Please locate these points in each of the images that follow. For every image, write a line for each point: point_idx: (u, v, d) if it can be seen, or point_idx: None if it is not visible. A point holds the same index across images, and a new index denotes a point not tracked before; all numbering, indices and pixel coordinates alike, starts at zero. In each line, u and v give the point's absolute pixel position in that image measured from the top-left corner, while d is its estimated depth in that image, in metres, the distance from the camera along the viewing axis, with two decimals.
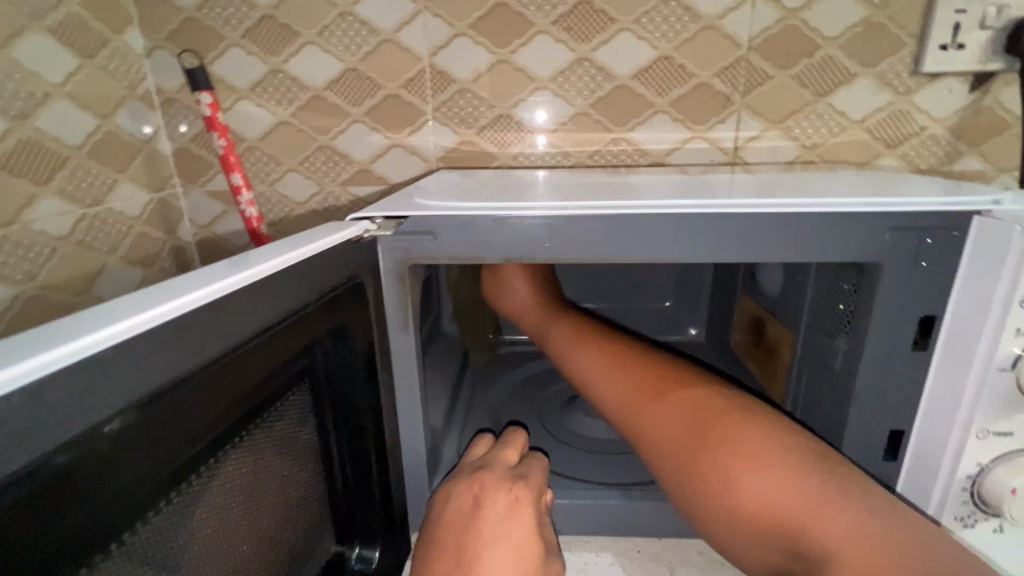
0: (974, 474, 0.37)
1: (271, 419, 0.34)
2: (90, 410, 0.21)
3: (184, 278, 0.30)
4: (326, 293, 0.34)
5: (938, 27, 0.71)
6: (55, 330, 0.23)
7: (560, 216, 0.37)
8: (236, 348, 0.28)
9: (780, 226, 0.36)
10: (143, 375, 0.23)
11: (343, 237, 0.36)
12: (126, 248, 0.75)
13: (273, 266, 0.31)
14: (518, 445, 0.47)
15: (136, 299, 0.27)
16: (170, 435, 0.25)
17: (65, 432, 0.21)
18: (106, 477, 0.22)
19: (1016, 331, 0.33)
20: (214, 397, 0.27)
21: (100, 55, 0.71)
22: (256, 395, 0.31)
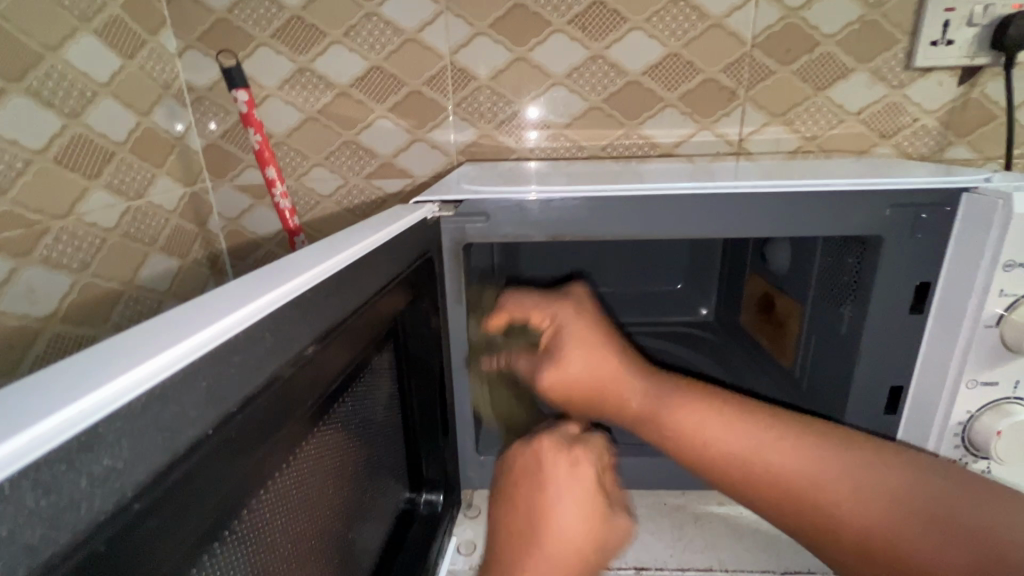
0: (964, 421, 0.42)
1: (370, 377, 0.39)
2: (296, 339, 0.27)
3: (300, 255, 0.34)
4: (413, 263, 0.40)
5: (928, 24, 0.76)
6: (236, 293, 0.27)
7: (597, 197, 0.42)
8: (361, 306, 0.33)
9: (793, 204, 0.41)
10: (314, 321, 0.28)
11: (418, 217, 0.41)
12: (164, 240, 0.79)
13: (377, 240, 0.36)
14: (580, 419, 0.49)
15: (276, 271, 0.31)
16: (328, 370, 0.30)
17: (286, 352, 0.26)
18: (298, 397, 0.28)
19: (999, 292, 0.38)
20: (352, 341, 0.33)
21: (138, 55, 0.75)
22: (369, 346, 0.36)
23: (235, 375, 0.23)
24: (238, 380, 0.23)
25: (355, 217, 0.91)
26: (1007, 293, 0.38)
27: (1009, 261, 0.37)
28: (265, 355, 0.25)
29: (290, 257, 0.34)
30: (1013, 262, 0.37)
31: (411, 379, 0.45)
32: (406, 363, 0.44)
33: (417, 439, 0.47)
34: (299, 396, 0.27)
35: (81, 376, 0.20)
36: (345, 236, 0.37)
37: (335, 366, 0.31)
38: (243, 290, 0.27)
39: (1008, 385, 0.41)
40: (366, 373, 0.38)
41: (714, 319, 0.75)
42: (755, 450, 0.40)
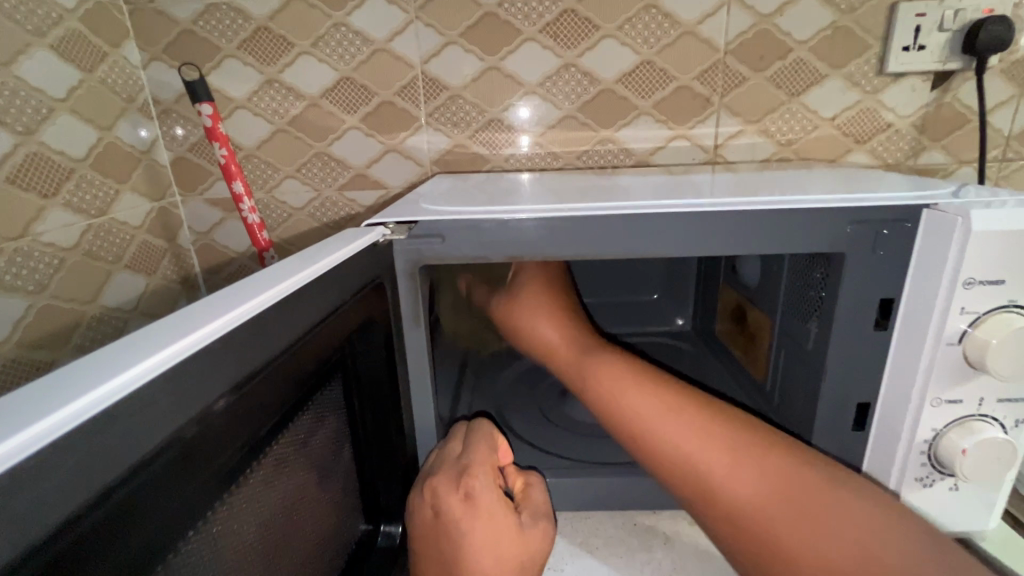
0: (930, 439, 0.41)
1: (315, 411, 0.37)
2: (202, 393, 0.25)
3: (227, 291, 0.32)
4: (359, 292, 0.38)
5: (900, 30, 0.76)
6: (135, 347, 0.25)
7: (555, 217, 0.41)
8: (294, 344, 0.32)
9: (754, 221, 0.40)
10: (233, 367, 0.27)
11: (364, 244, 0.39)
12: (130, 257, 0.77)
13: (311, 273, 0.34)
14: (460, 435, 0.48)
15: (193, 313, 0.29)
16: (253, 417, 0.29)
17: (190, 409, 0.24)
18: (213, 451, 0.26)
19: (960, 309, 0.37)
20: (283, 381, 0.31)
21: (99, 69, 0.73)
22: (307, 383, 0.34)
23: (125, 437, 0.21)
24: (125, 446, 0.21)
25: (329, 229, 0.89)
26: (968, 310, 0.37)
27: (968, 279, 0.37)
28: (164, 412, 0.23)
29: (216, 293, 0.32)
30: (972, 280, 0.37)
31: (368, 407, 0.43)
32: (362, 391, 0.42)
33: (375, 467, 0.45)
34: (217, 445, 0.26)
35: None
36: (281, 267, 0.35)
37: (265, 408, 0.30)
38: (152, 339, 0.26)
39: (972, 402, 0.40)
40: (309, 408, 0.36)
41: (691, 328, 0.74)
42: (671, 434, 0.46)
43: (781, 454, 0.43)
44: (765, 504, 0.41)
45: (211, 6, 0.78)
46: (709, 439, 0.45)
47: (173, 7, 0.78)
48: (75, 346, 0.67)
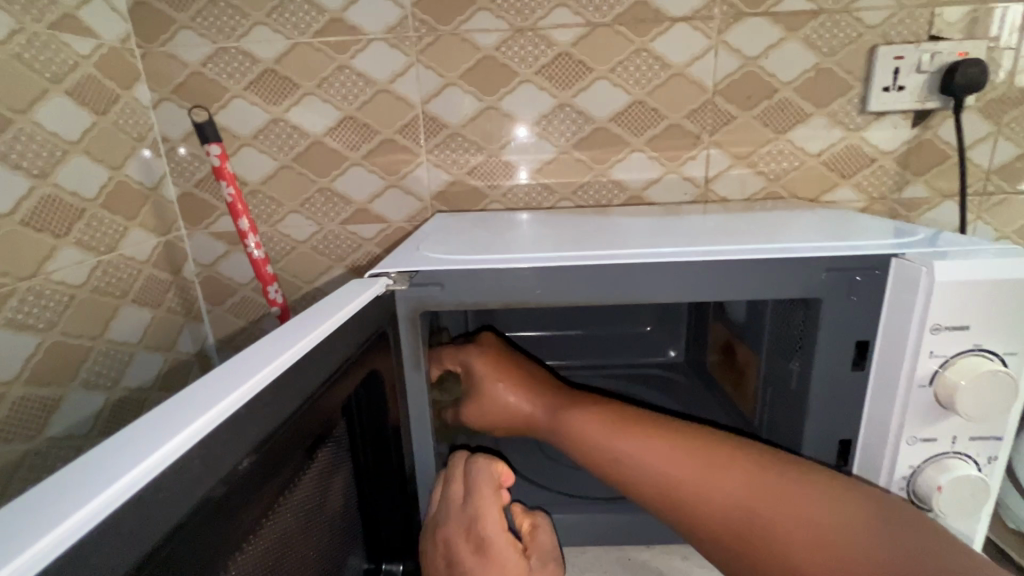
0: (908, 476, 0.42)
1: (328, 453, 0.40)
2: (231, 454, 0.28)
3: (252, 347, 0.35)
4: (365, 342, 0.41)
5: (880, 72, 0.80)
6: (181, 409, 0.28)
7: (547, 266, 0.43)
8: (308, 397, 0.35)
9: (736, 269, 0.42)
10: (260, 425, 0.30)
11: (372, 294, 0.42)
12: (136, 291, 0.79)
13: (328, 328, 0.37)
14: (461, 478, 0.47)
15: (226, 373, 0.32)
16: (268, 470, 0.31)
17: (219, 471, 0.27)
18: (235, 506, 0.29)
19: (930, 352, 0.39)
20: (296, 434, 0.34)
21: (111, 111, 0.76)
22: (319, 432, 0.37)
23: (175, 497, 0.24)
24: (169, 509, 0.24)
25: (331, 262, 0.92)
26: (938, 353, 0.39)
27: (935, 324, 0.39)
28: (206, 472, 0.26)
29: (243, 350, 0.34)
30: (939, 325, 0.39)
31: (373, 445, 0.45)
32: (367, 431, 0.45)
33: (381, 503, 0.47)
34: (242, 497, 0.29)
35: (15, 534, 0.21)
36: (299, 321, 0.38)
37: (284, 457, 0.33)
38: (189, 404, 0.28)
39: (946, 440, 0.41)
40: (323, 452, 0.39)
41: (685, 360, 0.75)
42: (627, 447, 0.49)
43: (758, 467, 0.44)
44: (754, 507, 0.42)
45: (220, 50, 0.81)
46: (659, 444, 0.48)
47: (183, 51, 0.81)
48: (81, 381, 0.68)
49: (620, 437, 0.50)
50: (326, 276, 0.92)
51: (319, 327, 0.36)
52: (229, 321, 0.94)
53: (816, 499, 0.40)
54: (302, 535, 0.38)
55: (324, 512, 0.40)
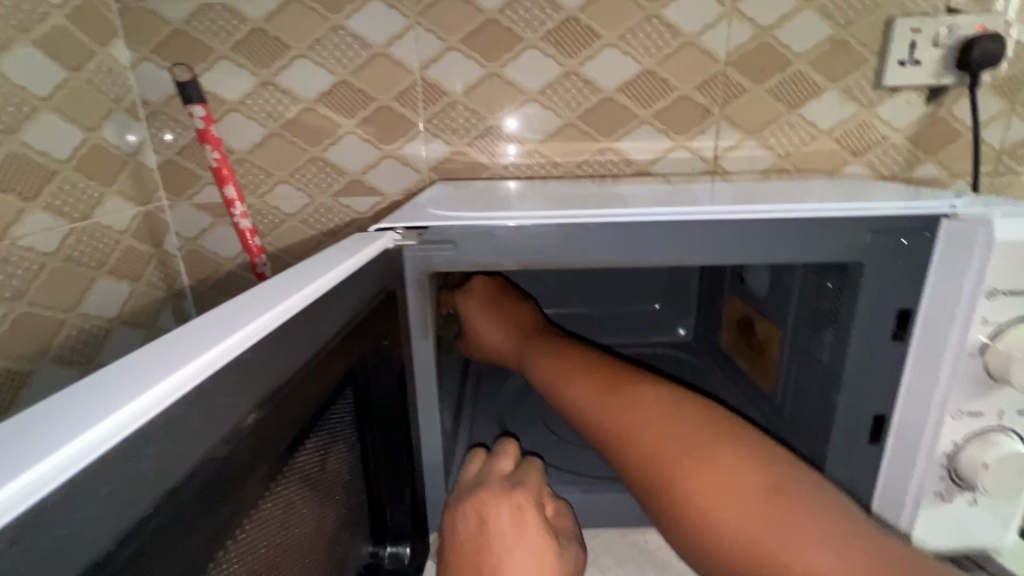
0: (950, 452, 0.39)
1: (329, 426, 0.36)
2: (228, 415, 0.25)
3: (228, 306, 0.30)
4: (371, 302, 0.38)
5: (896, 45, 0.77)
6: (158, 364, 0.24)
7: (569, 224, 0.40)
8: (312, 359, 0.31)
9: (771, 230, 0.39)
10: (248, 393, 0.26)
11: (371, 254, 0.38)
12: (114, 263, 0.74)
13: (318, 288, 0.33)
14: (512, 454, 0.48)
15: (196, 332, 0.27)
16: (271, 437, 0.28)
17: (215, 431, 0.24)
18: (235, 474, 0.25)
19: (983, 320, 0.36)
20: (300, 398, 0.30)
21: (85, 68, 0.71)
22: (323, 397, 0.33)
23: (143, 473, 0.21)
24: (157, 473, 0.21)
25: (323, 236, 0.87)
26: (991, 321, 0.36)
27: (992, 289, 0.36)
28: (193, 435, 0.23)
29: (214, 308, 0.30)
30: (996, 290, 0.36)
31: (377, 420, 0.42)
32: (372, 404, 0.41)
33: (383, 483, 0.44)
34: (237, 470, 0.25)
35: None
36: (285, 279, 0.34)
37: (282, 427, 0.29)
38: (176, 356, 0.25)
39: (992, 415, 0.39)
40: (326, 423, 0.35)
41: (694, 340, 0.73)
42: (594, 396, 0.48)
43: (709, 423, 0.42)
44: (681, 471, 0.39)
45: (205, 7, 0.76)
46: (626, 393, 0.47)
47: (165, 7, 0.76)
48: (52, 355, 0.63)
49: (567, 380, 0.52)
50: (318, 251, 0.88)
51: (307, 286, 0.32)
52: (213, 298, 0.89)
53: (752, 475, 0.37)
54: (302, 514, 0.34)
55: (329, 486, 0.37)
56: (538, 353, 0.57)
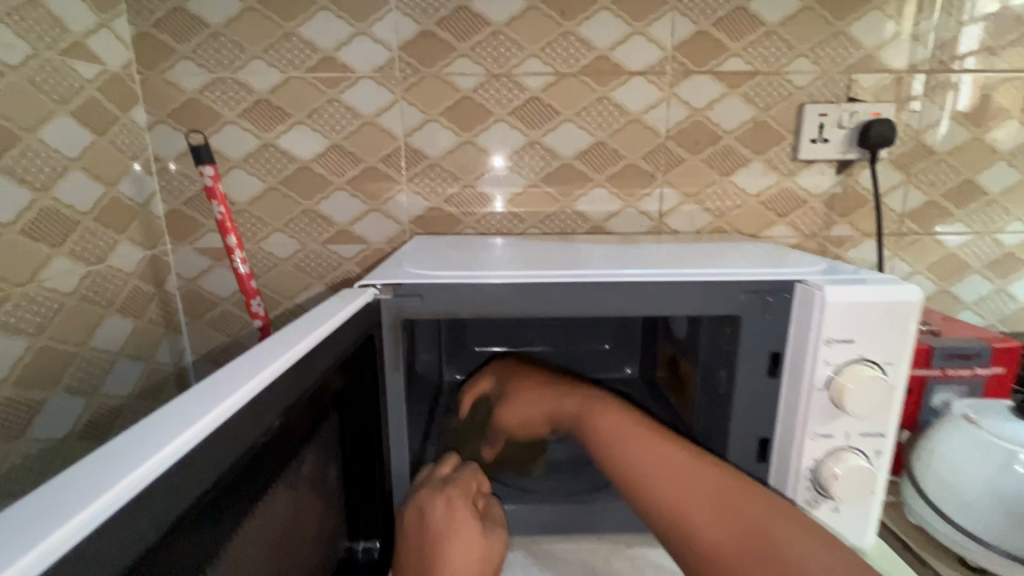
0: (812, 467, 0.50)
1: (312, 450, 0.46)
2: (242, 439, 0.35)
3: (241, 360, 0.40)
4: (353, 344, 0.48)
5: (807, 126, 0.92)
6: (198, 402, 0.35)
7: (512, 282, 0.50)
8: (303, 395, 0.41)
9: (669, 289, 0.50)
10: (245, 436, 0.35)
11: (353, 308, 0.48)
12: (121, 301, 0.83)
13: (302, 349, 0.42)
14: (453, 460, 0.58)
15: (210, 388, 0.36)
16: (269, 455, 0.38)
17: (232, 452, 0.34)
18: (241, 482, 0.35)
19: (825, 361, 0.47)
20: (291, 425, 0.40)
21: (110, 131, 0.81)
22: (310, 420, 0.43)
23: (177, 489, 0.30)
24: (197, 479, 0.31)
25: (312, 279, 0.97)
26: (830, 362, 0.47)
27: (828, 338, 0.47)
28: (219, 453, 0.33)
29: (224, 370, 0.39)
30: (832, 338, 0.47)
31: (353, 441, 0.51)
32: (351, 428, 0.50)
33: (356, 497, 0.53)
34: (243, 480, 0.35)
35: (90, 486, 0.27)
36: (279, 339, 0.43)
37: (271, 448, 0.38)
38: (211, 397, 0.35)
39: (841, 436, 0.49)
40: (313, 440, 0.45)
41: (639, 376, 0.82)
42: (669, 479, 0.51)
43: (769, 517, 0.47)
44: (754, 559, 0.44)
45: (217, 80, 0.88)
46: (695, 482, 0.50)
47: (182, 78, 0.87)
48: (64, 384, 0.71)
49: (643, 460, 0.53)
50: (306, 292, 0.97)
51: (304, 339, 0.43)
52: (208, 334, 0.97)
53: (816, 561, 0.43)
54: (285, 528, 0.43)
55: (313, 492, 0.47)
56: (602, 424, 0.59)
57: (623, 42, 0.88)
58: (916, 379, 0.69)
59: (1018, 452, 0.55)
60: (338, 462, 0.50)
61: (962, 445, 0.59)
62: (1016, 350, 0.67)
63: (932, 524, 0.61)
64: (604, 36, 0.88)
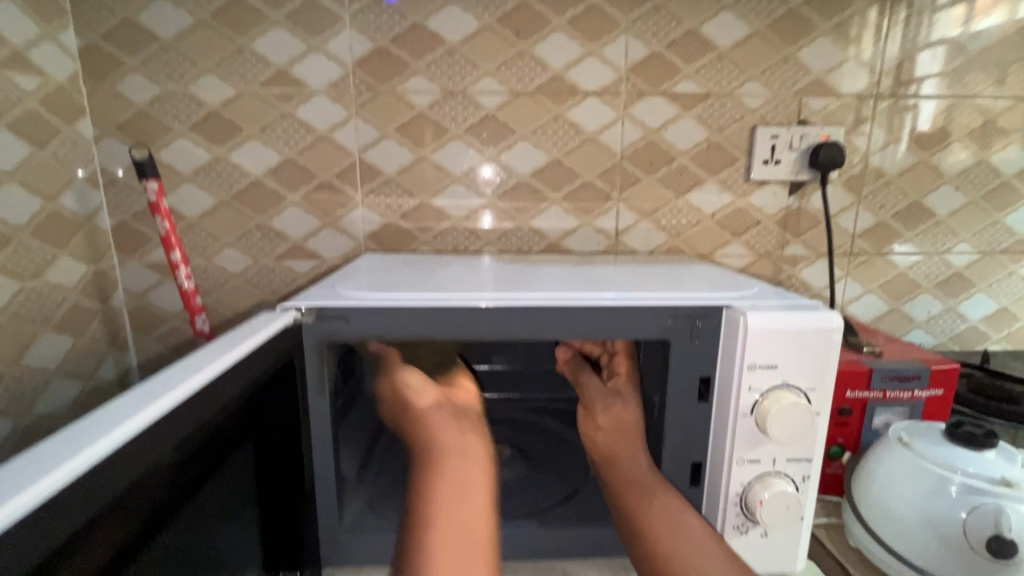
0: (740, 492, 0.50)
1: (222, 480, 0.44)
2: (139, 465, 0.33)
3: (149, 382, 0.38)
4: (272, 366, 0.47)
5: (759, 147, 0.94)
6: (95, 424, 0.33)
7: (436, 306, 0.50)
8: (212, 419, 0.40)
9: (598, 314, 0.50)
10: (127, 472, 0.32)
11: (263, 336, 0.46)
12: (59, 317, 0.80)
13: (200, 381, 0.39)
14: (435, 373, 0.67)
15: (113, 410, 0.35)
16: (171, 481, 0.37)
17: (126, 478, 0.32)
18: (136, 509, 0.34)
19: (749, 386, 0.48)
20: (198, 451, 0.39)
21: (51, 144, 0.79)
22: (219, 449, 0.42)
23: (61, 516, 0.28)
24: (81, 505, 0.29)
25: (264, 295, 0.95)
26: (755, 388, 0.48)
27: (751, 363, 0.47)
28: (111, 478, 0.31)
29: (103, 406, 0.35)
30: (754, 364, 0.47)
31: (271, 464, 0.50)
32: (265, 451, 0.50)
33: (280, 524, 0.52)
34: (137, 508, 0.34)
35: None
36: (193, 359, 0.42)
37: (175, 476, 0.37)
38: (111, 418, 0.34)
39: (768, 460, 0.50)
40: (224, 469, 0.44)
41: None
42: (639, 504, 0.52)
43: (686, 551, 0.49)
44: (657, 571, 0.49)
45: (168, 93, 0.86)
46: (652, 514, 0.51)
47: (130, 91, 0.86)
48: None
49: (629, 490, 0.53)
50: (258, 308, 0.96)
51: (218, 360, 0.42)
52: (155, 351, 0.95)
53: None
54: (198, 562, 0.42)
55: (227, 523, 0.46)
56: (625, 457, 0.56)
57: (578, 63, 0.89)
58: (857, 401, 0.69)
59: (951, 477, 0.55)
60: (256, 490, 0.50)
61: (897, 467, 0.60)
62: (954, 372, 0.68)
63: (871, 549, 0.61)
64: (559, 56, 0.89)
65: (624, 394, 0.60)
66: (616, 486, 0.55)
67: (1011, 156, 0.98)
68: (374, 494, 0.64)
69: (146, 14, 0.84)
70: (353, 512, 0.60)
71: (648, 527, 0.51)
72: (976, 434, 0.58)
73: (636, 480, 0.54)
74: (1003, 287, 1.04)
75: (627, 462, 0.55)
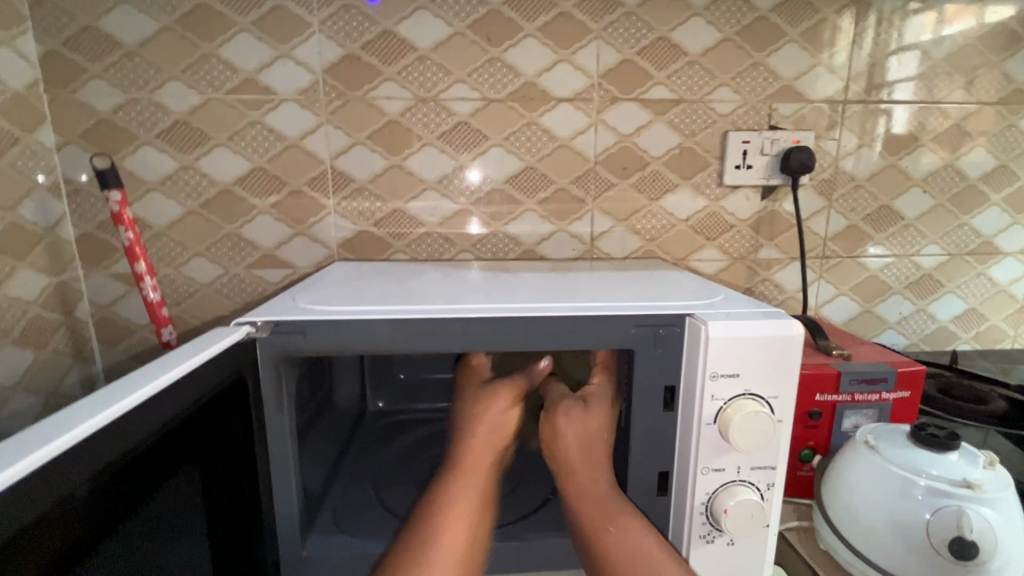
0: (706, 501, 0.50)
1: (164, 501, 0.43)
2: (65, 483, 0.32)
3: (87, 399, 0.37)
4: (218, 386, 0.46)
5: (731, 152, 0.94)
6: (26, 441, 0.32)
7: (396, 319, 0.49)
8: (152, 436, 0.39)
9: (561, 324, 0.49)
10: (49, 491, 0.31)
11: (213, 352, 0.45)
12: (19, 331, 0.78)
13: (108, 416, 0.36)
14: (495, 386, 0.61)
15: (47, 426, 0.34)
16: (106, 501, 0.36)
17: (50, 497, 0.31)
18: (65, 530, 0.33)
19: (712, 395, 0.48)
20: (137, 470, 0.38)
21: (10, 152, 0.77)
22: (160, 469, 0.41)
23: None
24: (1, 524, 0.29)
25: (235, 305, 0.93)
26: (717, 397, 0.48)
27: (714, 372, 0.48)
28: (33, 499, 0.30)
29: (37, 422, 0.34)
30: (717, 373, 0.48)
31: (220, 487, 0.49)
32: (214, 474, 0.48)
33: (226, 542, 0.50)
34: (65, 529, 0.33)
35: None
36: (140, 374, 0.41)
37: (108, 497, 0.36)
38: (42, 435, 0.33)
39: (732, 468, 0.50)
40: (166, 490, 0.42)
41: None
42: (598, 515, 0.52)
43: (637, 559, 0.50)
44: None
45: (133, 100, 0.85)
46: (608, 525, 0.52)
47: (93, 98, 0.84)
48: None
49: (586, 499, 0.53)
50: (230, 318, 0.94)
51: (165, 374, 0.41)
52: (123, 363, 0.93)
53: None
54: None
55: (169, 549, 0.44)
56: (588, 468, 0.55)
57: (550, 69, 0.89)
58: (826, 405, 0.70)
59: (915, 479, 0.56)
60: (202, 513, 0.48)
61: (866, 471, 0.60)
62: (920, 374, 0.69)
63: (839, 552, 0.61)
64: (531, 62, 0.89)
65: (592, 401, 0.57)
66: (573, 501, 0.54)
67: (977, 159, 1.00)
68: (340, 508, 0.63)
69: (108, 20, 0.82)
70: (319, 527, 0.59)
71: (602, 548, 0.51)
72: (940, 436, 0.58)
73: (594, 498, 0.53)
74: (971, 288, 1.06)
75: (583, 478, 0.55)
